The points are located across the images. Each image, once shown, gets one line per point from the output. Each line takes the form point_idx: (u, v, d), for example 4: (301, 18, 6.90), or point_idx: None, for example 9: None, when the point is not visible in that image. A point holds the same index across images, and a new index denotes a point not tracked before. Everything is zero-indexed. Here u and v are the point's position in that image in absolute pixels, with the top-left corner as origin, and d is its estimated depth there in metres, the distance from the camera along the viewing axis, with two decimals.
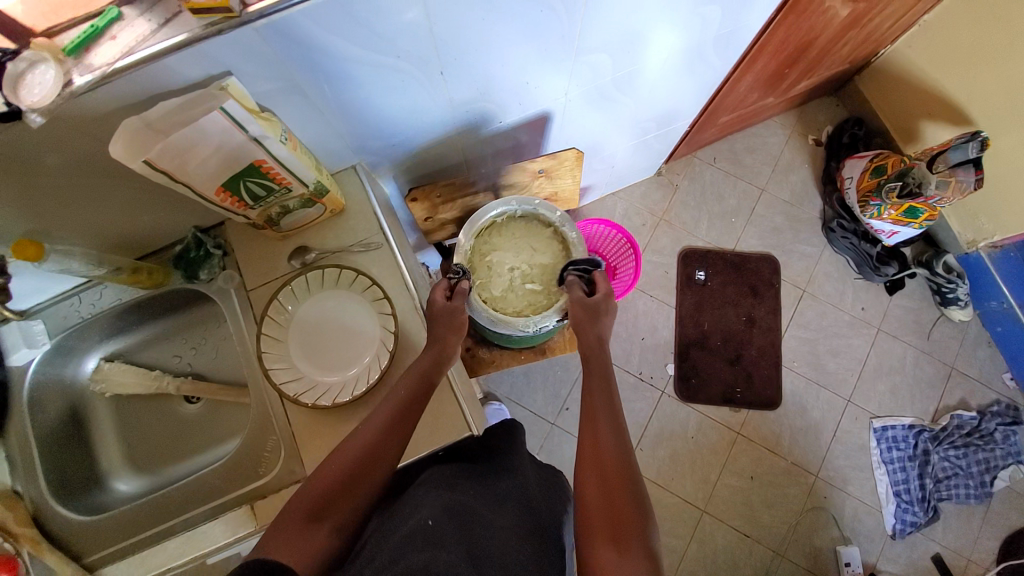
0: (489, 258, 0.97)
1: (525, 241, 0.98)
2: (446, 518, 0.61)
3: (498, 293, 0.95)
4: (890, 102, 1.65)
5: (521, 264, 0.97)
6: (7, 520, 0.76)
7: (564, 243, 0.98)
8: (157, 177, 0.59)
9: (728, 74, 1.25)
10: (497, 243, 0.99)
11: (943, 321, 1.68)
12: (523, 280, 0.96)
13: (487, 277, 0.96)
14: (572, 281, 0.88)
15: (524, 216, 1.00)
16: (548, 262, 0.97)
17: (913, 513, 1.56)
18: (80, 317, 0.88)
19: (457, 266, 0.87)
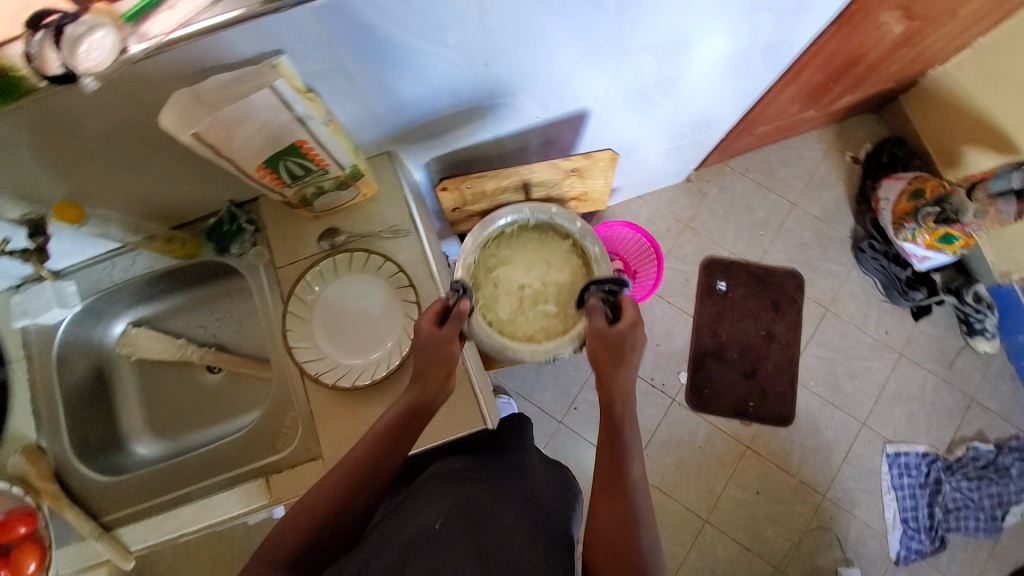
0: (499, 275, 0.95)
1: (537, 256, 0.97)
2: (452, 517, 0.61)
3: (506, 314, 0.93)
4: (932, 124, 1.60)
5: (533, 281, 0.95)
6: (30, 473, 0.79)
7: (583, 259, 0.95)
8: (202, 149, 0.59)
9: (772, 83, 1.22)
10: (508, 258, 0.96)
11: (967, 351, 1.64)
12: (534, 300, 0.94)
13: (494, 296, 0.94)
14: (594, 306, 0.76)
15: (538, 228, 0.98)
16: (564, 280, 0.95)
17: (919, 540, 1.55)
18: (111, 282, 0.88)
19: (458, 283, 0.74)
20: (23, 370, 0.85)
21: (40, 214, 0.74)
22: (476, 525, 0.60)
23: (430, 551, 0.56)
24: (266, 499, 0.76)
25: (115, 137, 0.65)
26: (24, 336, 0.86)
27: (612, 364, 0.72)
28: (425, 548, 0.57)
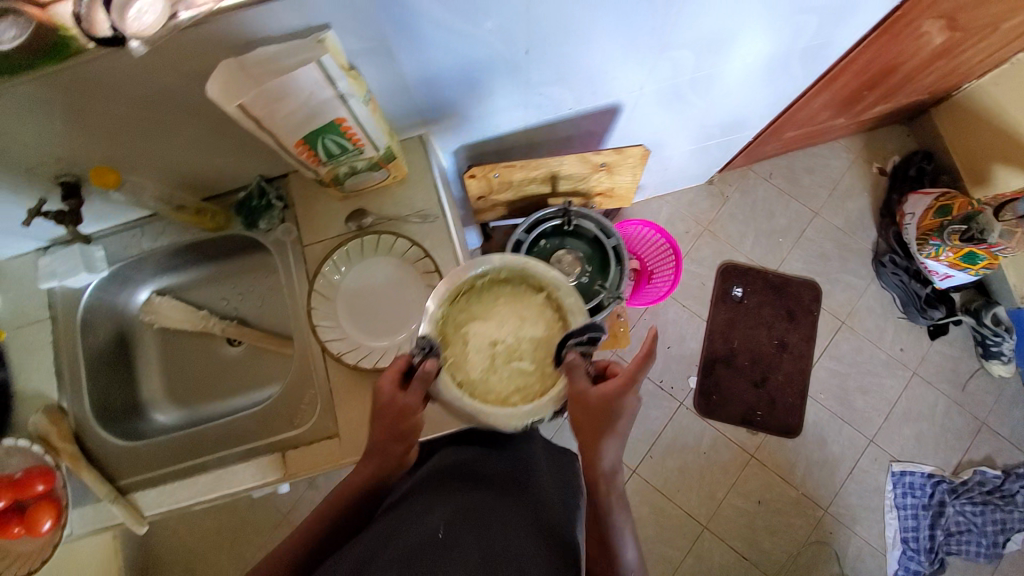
0: (465, 329, 0.72)
1: (508, 310, 0.73)
2: (458, 525, 0.59)
3: (477, 375, 0.70)
4: (965, 140, 1.57)
5: (506, 337, 0.72)
6: (51, 434, 0.81)
7: (560, 312, 0.73)
8: (245, 121, 0.59)
9: (806, 89, 1.21)
10: (473, 307, 0.73)
11: (982, 374, 1.62)
12: (507, 359, 0.72)
13: (460, 354, 0.71)
14: (577, 364, 0.67)
15: (509, 276, 0.74)
16: (541, 336, 0.72)
17: (917, 562, 1.53)
18: (138, 249, 0.88)
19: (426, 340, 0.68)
20: (48, 329, 0.86)
21: (75, 175, 0.75)
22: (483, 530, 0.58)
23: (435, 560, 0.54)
24: (282, 474, 0.77)
25: (155, 105, 0.66)
26: (49, 297, 0.87)
27: (597, 432, 0.65)
28: (430, 558, 0.54)
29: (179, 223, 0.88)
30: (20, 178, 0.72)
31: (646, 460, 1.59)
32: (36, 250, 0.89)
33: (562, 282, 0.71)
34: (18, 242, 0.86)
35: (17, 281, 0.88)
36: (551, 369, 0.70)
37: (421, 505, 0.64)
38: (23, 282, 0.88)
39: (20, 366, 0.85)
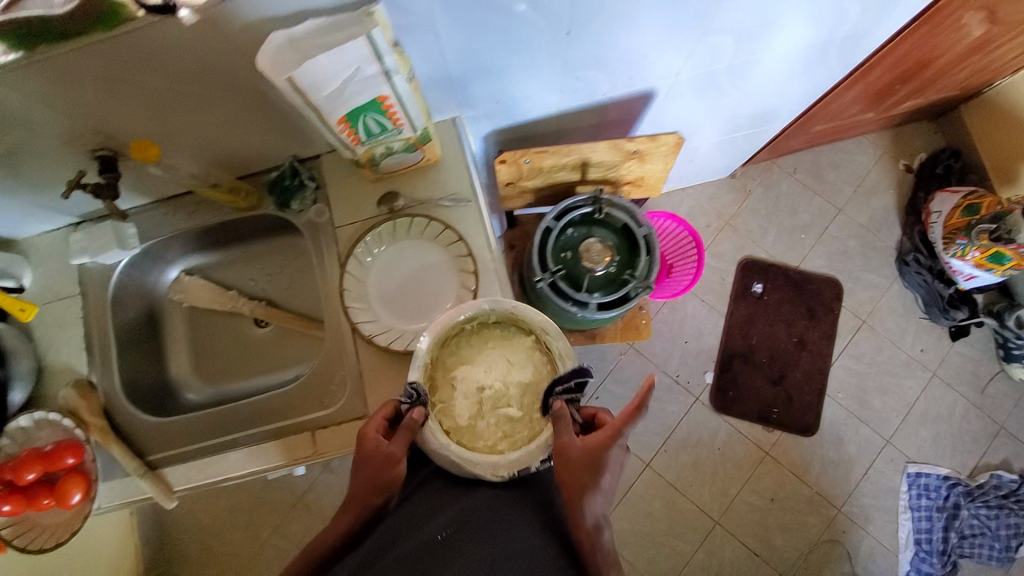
0: (455, 375, 0.79)
1: (496, 354, 0.81)
2: (458, 530, 0.67)
3: (464, 421, 0.77)
4: (993, 138, 1.54)
5: (493, 382, 0.79)
6: (81, 409, 0.81)
7: (548, 355, 0.80)
8: (292, 95, 0.58)
9: (840, 81, 1.19)
10: (463, 356, 0.81)
11: (1001, 377, 1.60)
12: (495, 404, 0.78)
13: (450, 400, 0.78)
14: (563, 412, 0.72)
15: (500, 322, 0.82)
16: (529, 380, 0.80)
17: (930, 563, 1.51)
18: (171, 228, 0.89)
19: (413, 387, 0.71)
20: (78, 304, 0.86)
21: (111, 150, 0.75)
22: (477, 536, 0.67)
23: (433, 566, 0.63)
24: (312, 453, 0.78)
25: (195, 80, 0.65)
26: (80, 272, 0.87)
27: (582, 486, 0.65)
28: (429, 561, 0.63)
29: (214, 204, 0.88)
30: (56, 151, 0.72)
31: (659, 454, 1.58)
32: (68, 225, 0.89)
33: (551, 328, 0.78)
34: (51, 216, 0.86)
35: (48, 256, 0.89)
36: (538, 414, 0.77)
37: (425, 507, 0.71)
38: (53, 257, 0.88)
39: (51, 341, 0.86)
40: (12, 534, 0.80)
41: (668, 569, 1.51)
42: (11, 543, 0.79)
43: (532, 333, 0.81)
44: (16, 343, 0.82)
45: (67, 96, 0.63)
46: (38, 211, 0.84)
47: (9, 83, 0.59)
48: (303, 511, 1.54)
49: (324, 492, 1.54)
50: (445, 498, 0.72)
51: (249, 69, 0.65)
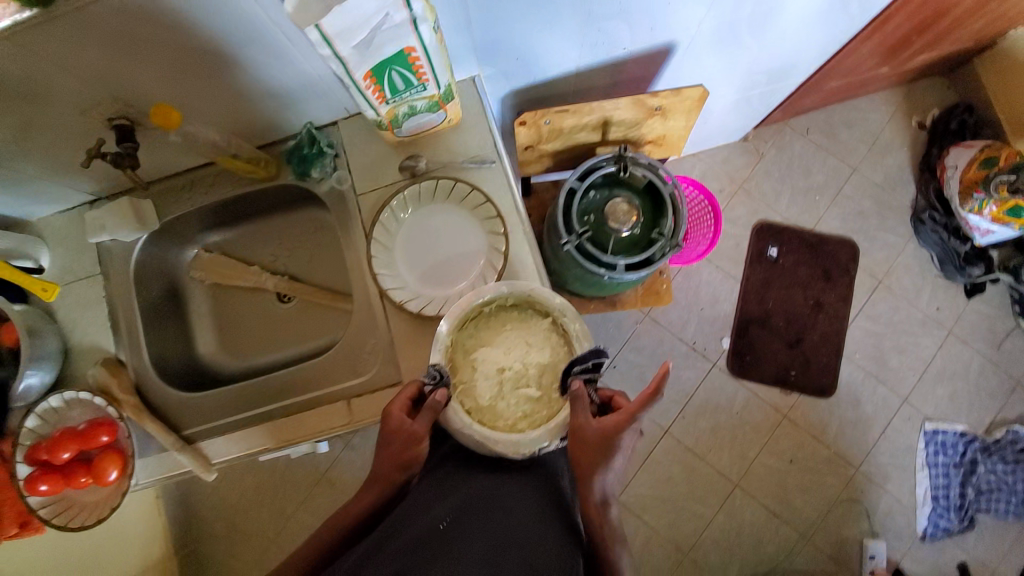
0: (474, 356, 0.77)
1: (514, 335, 0.78)
2: (458, 518, 0.67)
3: (486, 402, 0.75)
4: (1009, 91, 1.49)
5: (513, 363, 0.77)
6: (112, 387, 0.81)
7: (566, 336, 0.78)
8: (319, 46, 0.56)
9: (856, 34, 1.16)
10: (481, 336, 0.78)
11: (1017, 332, 1.59)
12: (516, 385, 0.76)
13: (470, 381, 0.76)
14: (581, 393, 0.71)
15: (517, 303, 0.79)
16: (548, 362, 0.77)
17: (947, 519, 1.52)
18: (189, 203, 0.88)
19: (434, 371, 0.71)
20: (100, 284, 0.86)
21: (128, 118, 0.72)
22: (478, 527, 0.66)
23: (435, 554, 0.62)
24: (348, 421, 0.78)
25: (213, 41, 0.63)
26: (99, 251, 0.86)
27: (594, 465, 0.68)
28: (432, 552, 0.63)
29: (232, 175, 0.87)
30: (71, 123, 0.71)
31: (677, 421, 1.59)
32: (83, 203, 0.88)
33: (569, 310, 0.76)
34: (66, 195, 0.85)
35: (64, 236, 0.87)
36: (558, 395, 0.75)
37: (426, 497, 0.72)
38: (70, 237, 0.87)
39: (75, 321, 0.85)
40: (51, 513, 0.80)
41: (690, 531, 1.53)
42: (51, 522, 0.79)
43: (550, 314, 0.78)
44: (41, 325, 0.81)
45: (82, 60, 0.61)
46: (54, 190, 0.82)
47: (25, 46, 0.57)
48: (328, 487, 1.56)
49: (348, 466, 1.56)
50: (449, 486, 0.73)
51: (269, 24, 0.63)
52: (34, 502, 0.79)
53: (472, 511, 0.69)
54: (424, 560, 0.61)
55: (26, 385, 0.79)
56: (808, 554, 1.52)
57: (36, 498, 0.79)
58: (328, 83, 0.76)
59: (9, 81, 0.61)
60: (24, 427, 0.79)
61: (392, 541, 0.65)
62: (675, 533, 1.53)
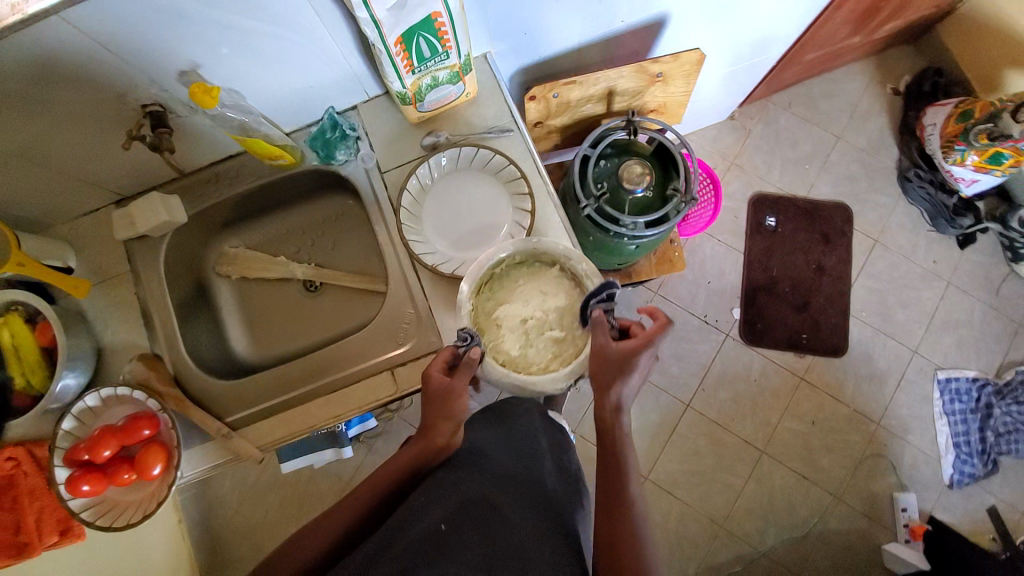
0: (497, 315, 0.82)
1: (529, 286, 0.83)
2: (458, 519, 0.64)
3: (516, 353, 0.80)
4: (972, 50, 1.59)
5: (534, 312, 0.82)
6: (152, 379, 0.81)
7: (576, 278, 0.82)
8: (358, 9, 0.63)
9: (826, 7, 1.23)
10: (499, 295, 0.83)
11: (1013, 278, 1.64)
12: (541, 330, 0.82)
13: (497, 337, 0.81)
14: (599, 318, 0.73)
15: (525, 258, 0.84)
16: (565, 305, 0.82)
17: (971, 464, 1.54)
18: (216, 197, 0.90)
19: (465, 332, 0.75)
20: (131, 282, 0.87)
21: (160, 104, 0.75)
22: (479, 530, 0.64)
23: (437, 557, 0.59)
24: (395, 390, 0.82)
25: (243, 23, 0.66)
26: (127, 250, 0.87)
27: (611, 380, 0.69)
28: (432, 554, 0.59)
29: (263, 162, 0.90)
30: (107, 114, 0.73)
31: (698, 394, 1.60)
32: (108, 204, 0.89)
33: (574, 254, 0.79)
34: (94, 196, 0.86)
35: (91, 239, 0.88)
36: (579, 329, 0.80)
37: (427, 492, 0.67)
38: (97, 239, 0.88)
39: (108, 320, 0.85)
40: (93, 515, 0.77)
41: (722, 503, 1.53)
42: (94, 523, 0.76)
43: (558, 262, 0.83)
44: (75, 324, 0.81)
45: (124, 43, 0.64)
46: (82, 190, 0.84)
47: (63, 29, 0.59)
48: None
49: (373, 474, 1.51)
50: (446, 483, 0.68)
51: (300, 6, 0.66)
52: (76, 505, 0.76)
53: (471, 512, 0.66)
54: (426, 562, 0.58)
55: (63, 386, 0.78)
56: (841, 513, 1.53)
57: (77, 500, 0.76)
58: (352, 66, 0.81)
59: (46, 69, 0.63)
60: (61, 429, 0.76)
61: (391, 544, 0.60)
62: (708, 505, 1.53)
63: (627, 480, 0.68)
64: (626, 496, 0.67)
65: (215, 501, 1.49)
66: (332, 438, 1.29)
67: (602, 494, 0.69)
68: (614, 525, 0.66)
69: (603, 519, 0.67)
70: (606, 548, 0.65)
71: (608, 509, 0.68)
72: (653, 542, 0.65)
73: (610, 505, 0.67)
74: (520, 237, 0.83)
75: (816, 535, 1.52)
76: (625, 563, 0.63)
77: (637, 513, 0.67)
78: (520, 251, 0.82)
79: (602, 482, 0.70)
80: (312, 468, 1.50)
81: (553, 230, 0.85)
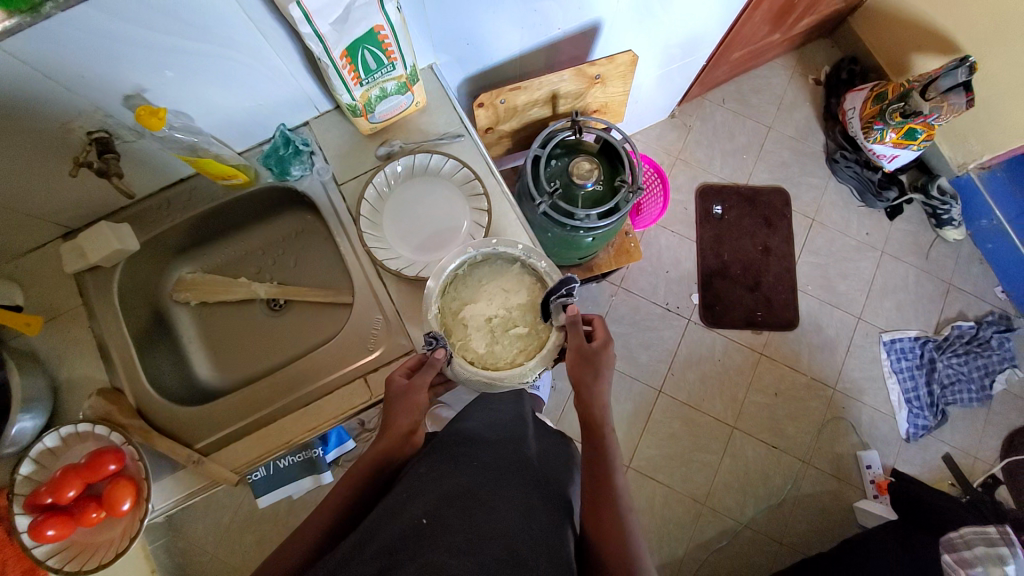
0: (462, 315, 0.84)
1: (493, 286, 0.86)
2: (443, 510, 0.57)
3: (483, 349, 0.83)
4: (880, 37, 1.75)
5: (498, 310, 0.85)
6: (113, 412, 0.79)
7: (537, 275, 0.86)
8: (301, 24, 0.65)
9: (743, 10, 1.33)
10: (462, 295, 0.85)
11: (939, 242, 1.78)
12: (506, 327, 0.84)
13: (465, 337, 0.83)
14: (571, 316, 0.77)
15: (486, 258, 0.86)
16: (527, 301, 0.85)
17: (923, 417, 1.64)
18: (169, 221, 0.90)
19: (432, 334, 0.77)
20: (84, 316, 0.85)
21: (106, 130, 0.75)
22: (467, 517, 0.56)
23: (419, 553, 0.52)
24: (370, 396, 0.83)
25: (186, 42, 0.67)
26: (79, 283, 0.85)
27: (586, 378, 0.76)
28: (411, 549, 0.53)
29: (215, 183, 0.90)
30: (50, 145, 0.72)
31: (669, 379, 1.66)
32: (55, 238, 0.88)
33: (535, 253, 0.84)
34: (38, 231, 0.84)
35: (39, 276, 0.86)
36: (542, 323, 0.83)
37: (409, 487, 0.61)
38: (45, 276, 0.86)
39: (61, 358, 0.83)
40: (61, 561, 0.73)
41: (703, 481, 1.58)
42: (62, 569, 0.72)
43: (517, 259, 0.86)
44: (28, 364, 0.78)
45: (65, 69, 0.64)
46: (24, 225, 0.82)
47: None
48: None
49: None
50: (430, 475, 0.62)
51: (242, 24, 0.68)
52: (41, 552, 0.72)
53: (458, 500, 0.58)
54: (407, 558, 0.52)
55: (19, 429, 0.74)
56: (812, 477, 1.60)
57: (43, 547, 0.72)
58: (301, 83, 0.83)
59: None
60: (18, 475, 0.73)
61: (368, 544, 0.54)
62: (689, 485, 1.58)
63: (613, 474, 0.72)
64: (613, 486, 0.70)
65: (190, 545, 1.43)
66: (309, 464, 1.23)
67: (587, 490, 0.72)
68: (601, 516, 0.67)
69: (588, 509, 0.69)
70: (595, 542, 0.65)
71: (594, 501, 0.70)
72: (637, 531, 0.67)
73: (598, 491, 0.70)
74: (479, 237, 0.87)
75: (792, 500, 1.58)
76: (611, 549, 0.64)
77: (623, 501, 0.69)
78: (480, 251, 0.84)
79: (589, 475, 0.73)
80: (290, 499, 1.46)
81: (509, 229, 0.89)
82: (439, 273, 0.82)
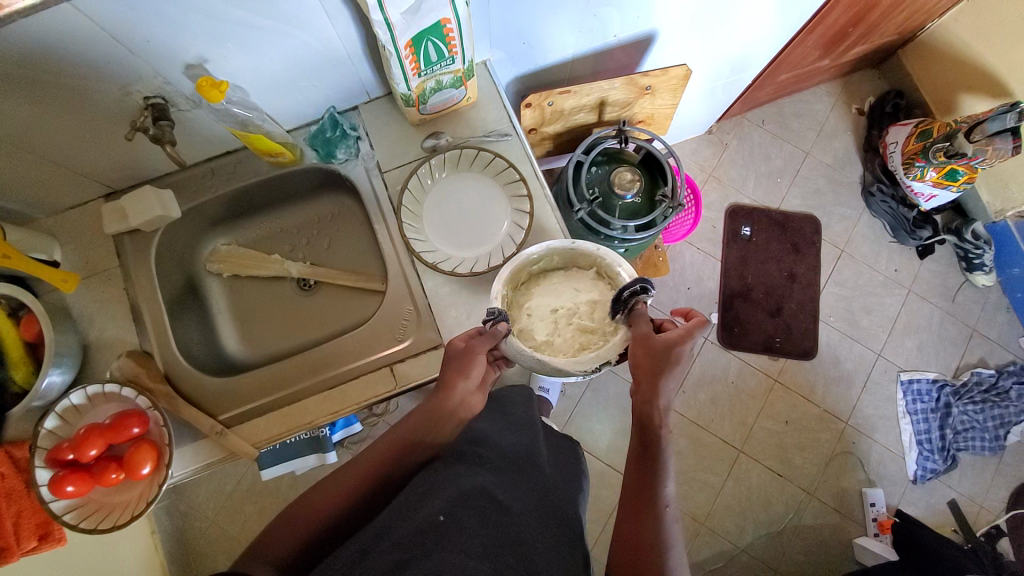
0: (528, 306, 0.86)
1: (565, 283, 0.87)
2: (459, 510, 0.56)
3: (543, 337, 0.84)
4: (929, 73, 1.71)
5: (566, 304, 0.85)
6: (141, 375, 0.80)
7: (610, 276, 0.85)
8: (373, 12, 0.65)
9: (795, 36, 1.30)
10: (532, 290, 0.87)
11: (967, 286, 1.75)
12: (570, 320, 0.85)
13: (528, 324, 0.85)
14: (641, 311, 0.75)
15: (563, 263, 0.88)
16: (597, 297, 0.84)
17: (932, 460, 1.62)
18: (211, 192, 0.90)
19: (494, 307, 0.76)
20: (120, 278, 0.85)
21: (163, 97, 0.75)
22: (481, 522, 0.56)
23: (435, 550, 0.51)
24: (393, 386, 0.83)
25: (253, 17, 0.67)
26: (117, 245, 0.86)
27: (655, 371, 0.69)
28: (428, 546, 0.52)
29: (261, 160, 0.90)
30: (108, 106, 0.73)
31: (680, 394, 1.65)
32: (99, 197, 0.88)
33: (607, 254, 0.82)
34: (83, 188, 0.85)
35: (80, 234, 0.87)
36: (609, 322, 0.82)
37: (425, 483, 0.61)
38: (85, 233, 0.87)
39: (93, 317, 0.84)
40: (77, 518, 0.73)
41: (703, 501, 1.58)
42: (78, 526, 0.72)
43: (596, 266, 0.87)
44: (61, 320, 0.79)
45: (133, 33, 0.64)
46: (71, 182, 0.82)
47: (72, 11, 0.58)
48: None
49: None
50: (441, 477, 0.61)
51: (308, 5, 0.67)
52: (58, 507, 0.71)
53: (473, 502, 0.58)
54: (422, 555, 0.51)
55: (48, 383, 0.75)
56: (814, 509, 1.59)
57: (60, 502, 0.72)
58: (358, 67, 0.83)
59: (54, 58, 0.63)
60: (43, 428, 0.73)
61: (384, 537, 0.54)
62: (690, 504, 1.58)
63: (662, 481, 0.67)
64: (656, 494, 0.66)
65: (192, 511, 1.44)
66: (315, 442, 1.26)
67: (629, 492, 0.69)
68: (640, 517, 0.66)
69: (629, 510, 0.67)
70: (629, 546, 0.64)
71: (637, 507, 0.67)
72: (677, 542, 0.65)
73: (641, 499, 0.67)
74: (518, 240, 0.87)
75: (791, 530, 1.57)
76: (643, 561, 0.63)
77: (666, 511, 0.66)
78: (561, 251, 0.84)
79: (635, 474, 0.69)
80: (294, 475, 1.46)
81: (554, 227, 0.87)
82: (517, 259, 0.82)
